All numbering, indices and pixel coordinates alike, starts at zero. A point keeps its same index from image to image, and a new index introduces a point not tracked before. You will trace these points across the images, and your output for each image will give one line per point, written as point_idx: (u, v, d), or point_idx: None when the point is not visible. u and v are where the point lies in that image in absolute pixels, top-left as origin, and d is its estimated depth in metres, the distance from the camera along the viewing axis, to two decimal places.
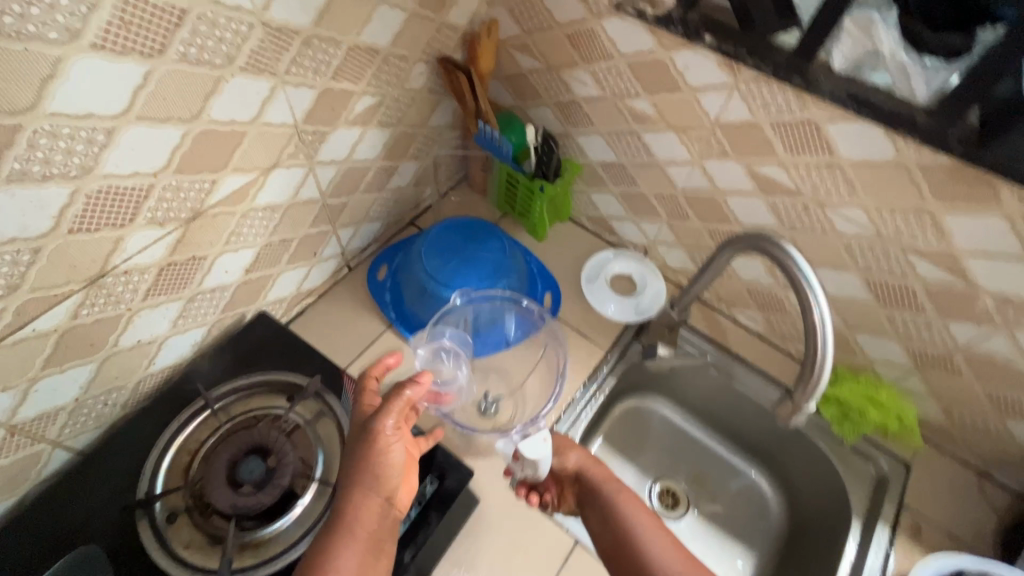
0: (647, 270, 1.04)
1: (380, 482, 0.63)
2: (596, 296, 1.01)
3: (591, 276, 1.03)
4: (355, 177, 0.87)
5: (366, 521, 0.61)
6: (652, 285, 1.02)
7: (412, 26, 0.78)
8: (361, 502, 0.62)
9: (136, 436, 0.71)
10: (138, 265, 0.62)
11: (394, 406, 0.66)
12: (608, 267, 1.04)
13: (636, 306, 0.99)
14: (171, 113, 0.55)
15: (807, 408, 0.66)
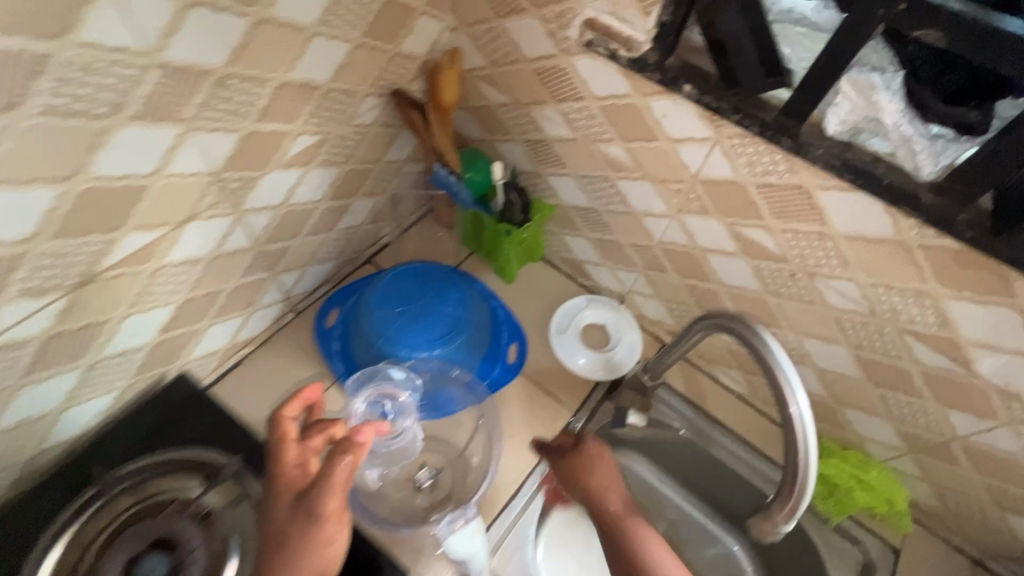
0: (620, 318, 0.96)
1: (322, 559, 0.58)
2: (565, 347, 0.93)
3: (560, 326, 0.95)
4: (297, 220, 0.78)
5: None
6: (626, 336, 0.94)
7: (357, 58, 0.69)
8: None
9: (25, 522, 0.62)
10: (14, 340, 0.53)
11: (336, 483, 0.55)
12: (578, 315, 0.96)
13: (607, 361, 0.92)
14: (40, 173, 0.46)
15: (783, 529, 0.55)
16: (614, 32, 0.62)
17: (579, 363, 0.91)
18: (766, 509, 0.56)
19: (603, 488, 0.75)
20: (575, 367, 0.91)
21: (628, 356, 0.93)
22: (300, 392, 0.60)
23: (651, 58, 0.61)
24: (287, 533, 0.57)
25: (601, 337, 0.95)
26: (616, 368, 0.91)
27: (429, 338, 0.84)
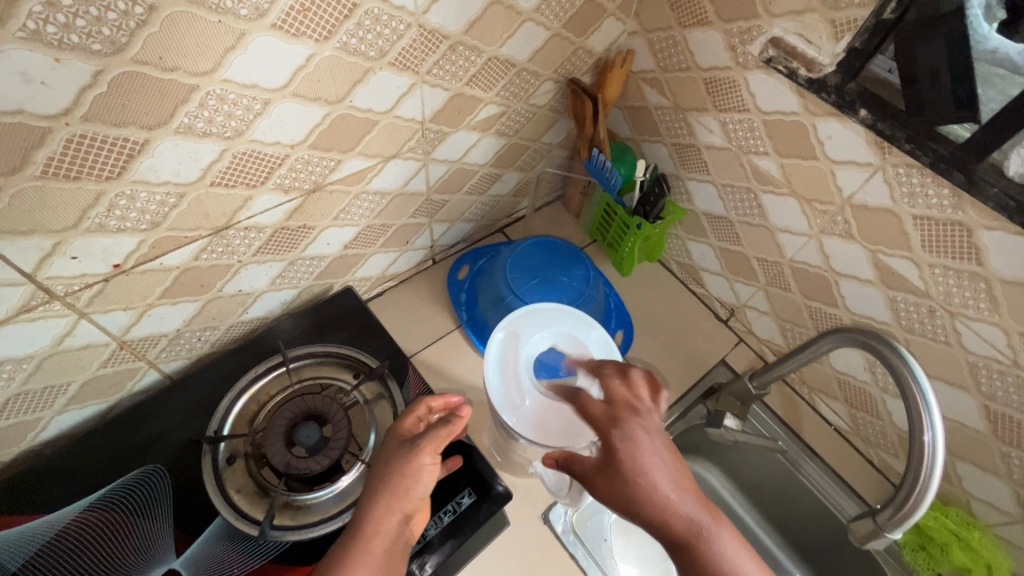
0: (532, 331, 0.76)
1: (404, 503, 0.60)
2: (545, 421, 0.71)
3: (508, 402, 0.72)
4: (462, 178, 0.89)
5: (383, 551, 0.56)
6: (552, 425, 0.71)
7: (551, 46, 0.79)
8: (384, 517, 0.58)
9: (214, 373, 0.76)
10: (258, 224, 0.66)
11: (434, 439, 0.64)
12: (509, 361, 0.74)
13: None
14: (321, 95, 0.59)
15: (890, 536, 0.61)
16: (798, 52, 0.67)
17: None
18: (876, 518, 0.62)
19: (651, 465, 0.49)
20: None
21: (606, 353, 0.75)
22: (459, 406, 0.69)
23: (832, 80, 0.65)
24: (374, 488, 0.60)
25: (589, 330, 0.77)
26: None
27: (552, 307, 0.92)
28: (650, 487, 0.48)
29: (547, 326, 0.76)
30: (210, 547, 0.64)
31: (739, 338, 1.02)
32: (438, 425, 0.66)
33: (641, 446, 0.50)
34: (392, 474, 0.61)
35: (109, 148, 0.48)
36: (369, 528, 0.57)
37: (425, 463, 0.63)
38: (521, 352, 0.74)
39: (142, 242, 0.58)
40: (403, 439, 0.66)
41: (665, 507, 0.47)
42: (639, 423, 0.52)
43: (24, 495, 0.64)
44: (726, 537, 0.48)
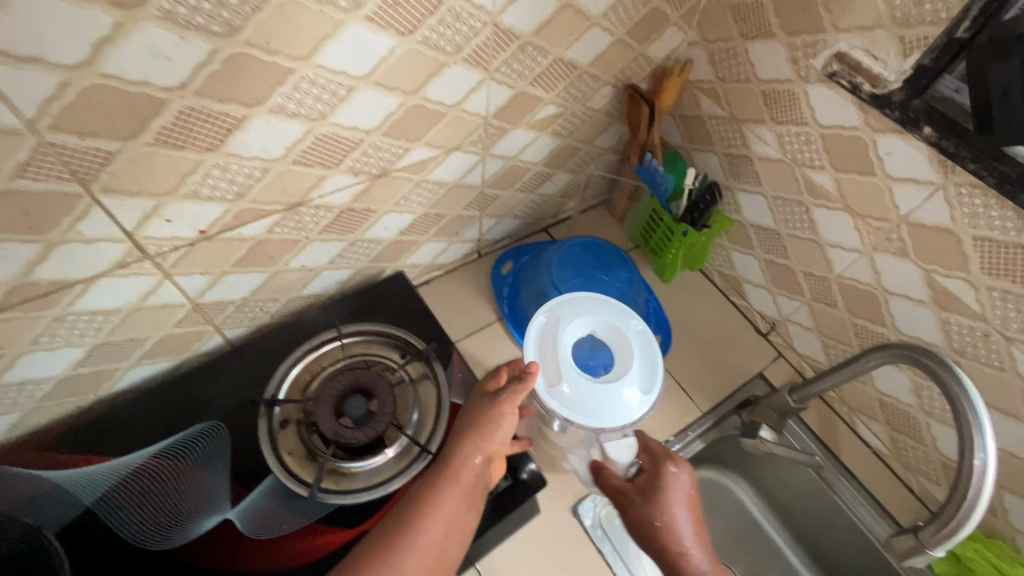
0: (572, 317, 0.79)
1: (488, 445, 0.66)
2: (583, 404, 0.74)
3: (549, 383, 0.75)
4: (516, 175, 0.92)
5: (468, 485, 0.63)
6: (592, 411, 0.73)
7: (614, 52, 0.81)
8: (470, 455, 0.65)
9: (270, 343, 0.80)
10: (327, 203, 0.71)
11: (517, 390, 0.70)
12: (548, 346, 0.77)
13: (638, 368, 0.77)
14: (398, 86, 0.63)
15: (932, 554, 0.60)
16: (863, 68, 0.67)
17: (632, 412, 0.74)
18: (917, 534, 0.61)
19: (669, 494, 0.71)
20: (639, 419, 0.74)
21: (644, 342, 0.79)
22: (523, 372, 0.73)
23: (896, 96, 0.66)
24: (463, 428, 0.67)
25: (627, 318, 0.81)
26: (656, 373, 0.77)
27: None
28: (672, 517, 0.70)
29: (586, 314, 0.80)
30: (263, 502, 0.67)
31: (778, 353, 1.01)
32: (518, 383, 0.71)
33: (670, 486, 0.72)
34: (480, 420, 0.67)
35: (211, 122, 0.53)
36: (457, 463, 0.64)
37: (509, 415, 0.69)
38: (560, 337, 0.77)
39: (227, 212, 0.62)
40: (485, 394, 0.71)
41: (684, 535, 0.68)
42: (678, 475, 0.73)
43: (97, 438, 0.70)
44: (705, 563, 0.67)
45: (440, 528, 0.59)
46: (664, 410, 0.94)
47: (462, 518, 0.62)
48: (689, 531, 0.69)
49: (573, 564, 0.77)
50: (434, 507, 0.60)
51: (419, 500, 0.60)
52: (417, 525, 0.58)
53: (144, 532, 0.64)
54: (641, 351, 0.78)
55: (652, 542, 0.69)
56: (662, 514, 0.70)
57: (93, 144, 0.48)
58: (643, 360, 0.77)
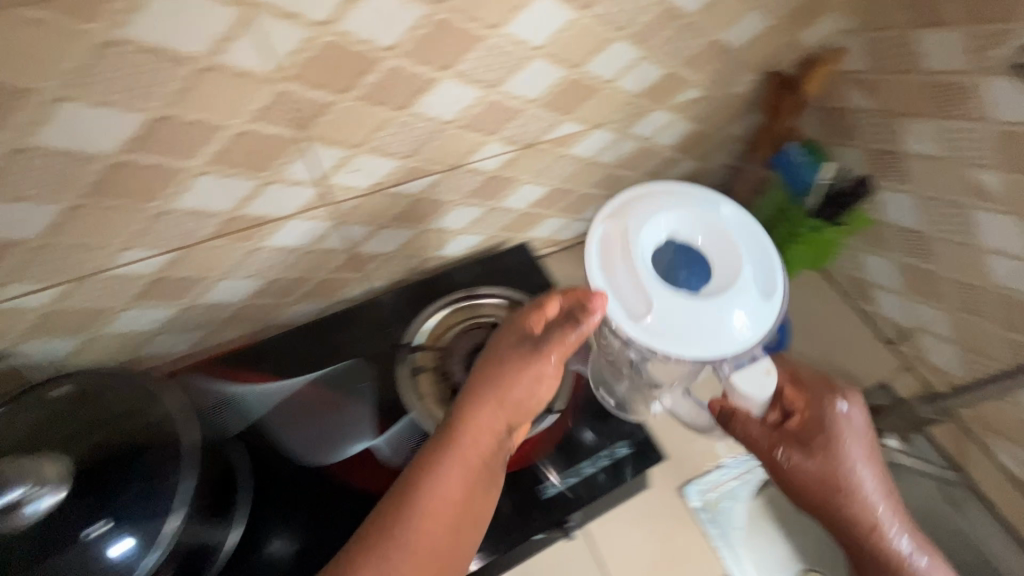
0: (638, 228, 0.64)
1: (508, 409, 0.61)
2: (681, 328, 0.60)
3: (639, 315, 0.61)
4: (647, 157, 0.93)
5: (479, 454, 0.58)
6: (699, 330, 0.59)
7: (768, 36, 0.80)
8: (486, 419, 0.59)
9: (406, 297, 0.87)
10: (479, 168, 0.75)
11: (561, 343, 0.62)
12: (620, 274, 0.63)
13: (744, 267, 0.62)
14: (565, 59, 0.66)
15: None
16: None
17: (744, 320, 0.60)
18: None
19: (837, 435, 0.67)
20: (771, 327, 0.61)
21: (739, 237, 0.65)
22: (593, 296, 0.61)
23: None
24: (481, 385, 0.61)
25: (705, 229, 0.66)
26: (767, 270, 0.63)
27: None
28: (844, 470, 0.66)
29: (657, 223, 0.65)
30: (404, 434, 0.74)
31: (906, 365, 0.96)
32: (561, 324, 0.63)
33: (840, 430, 0.68)
34: (501, 377, 0.61)
35: (408, 82, 0.58)
36: (472, 429, 0.58)
37: (533, 370, 0.62)
38: (635, 255, 0.63)
39: (398, 168, 0.68)
40: (523, 335, 0.64)
41: (858, 487, 0.66)
42: (846, 413, 0.69)
43: (261, 361, 0.79)
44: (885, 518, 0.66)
45: (448, 510, 0.55)
46: None
47: (479, 493, 0.57)
48: (869, 484, 0.67)
49: (675, 543, 0.78)
50: (440, 487, 0.55)
51: (419, 481, 0.55)
52: (416, 509, 0.54)
53: (301, 448, 0.72)
54: (716, 245, 0.65)
55: (830, 498, 0.67)
56: (836, 469, 0.66)
57: (315, 95, 0.55)
58: (723, 248, 0.64)
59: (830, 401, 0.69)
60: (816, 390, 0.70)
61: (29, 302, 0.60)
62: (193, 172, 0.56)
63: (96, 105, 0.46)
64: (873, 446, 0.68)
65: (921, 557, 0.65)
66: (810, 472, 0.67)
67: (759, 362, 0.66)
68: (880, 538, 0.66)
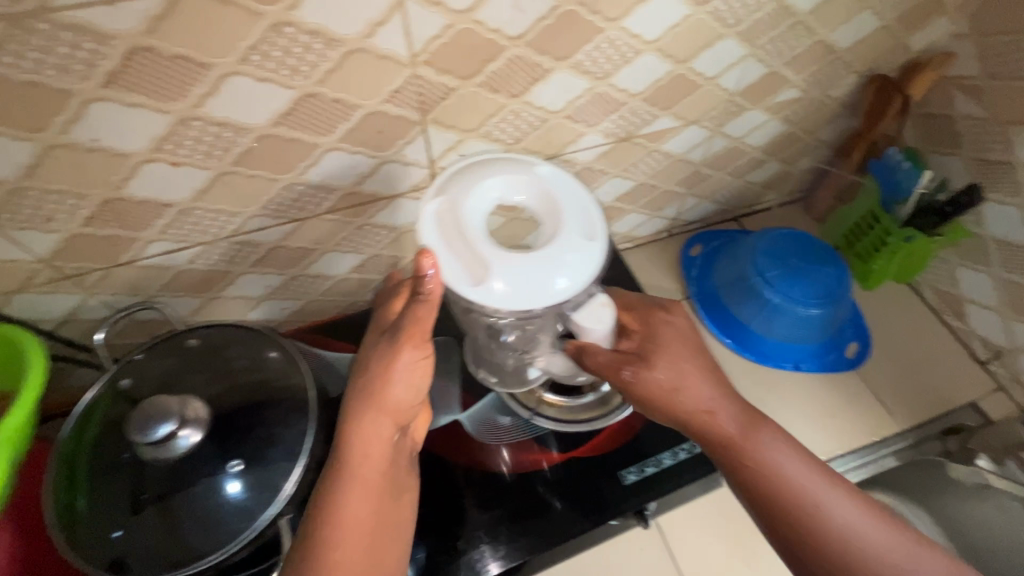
0: (468, 189, 0.51)
1: (391, 411, 0.53)
2: (518, 282, 0.48)
3: (476, 276, 0.48)
4: (733, 157, 0.92)
5: (380, 460, 0.52)
6: (533, 282, 0.48)
7: (874, 38, 0.79)
8: (371, 430, 0.52)
9: None
10: (574, 159, 0.77)
11: (413, 326, 0.53)
12: (454, 238, 0.50)
13: (565, 216, 0.51)
14: (674, 54, 0.67)
15: None
16: None
17: (581, 262, 0.49)
18: None
19: (667, 339, 0.58)
20: (597, 271, 0.50)
21: (569, 188, 0.52)
22: (422, 252, 0.50)
23: None
24: (350, 402, 0.52)
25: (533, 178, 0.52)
26: (589, 212, 0.52)
27: (806, 296, 0.88)
28: (683, 368, 0.56)
29: (485, 184, 0.51)
30: (487, 410, 0.77)
31: (998, 386, 0.92)
32: (411, 304, 0.53)
33: (671, 337, 0.59)
34: (364, 389, 0.52)
35: (526, 71, 0.61)
36: (359, 444, 0.51)
37: (404, 365, 0.53)
38: (465, 214, 0.50)
39: (501, 155, 0.71)
40: (383, 331, 0.55)
41: (721, 416, 0.55)
42: (677, 321, 0.60)
43: (354, 334, 0.84)
44: (771, 442, 0.54)
45: (363, 532, 0.50)
46: (856, 419, 0.89)
47: (388, 495, 0.53)
48: (714, 390, 0.56)
49: (747, 544, 0.77)
50: (345, 512, 0.49)
51: (318, 512, 0.49)
52: (334, 533, 0.48)
53: None
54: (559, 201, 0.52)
55: (711, 434, 0.55)
56: (677, 367, 0.56)
57: (443, 80, 0.58)
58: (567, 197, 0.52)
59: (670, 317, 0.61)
60: (646, 314, 0.61)
61: (170, 260, 0.66)
62: (325, 148, 0.60)
63: (259, 81, 0.51)
64: (704, 344, 0.59)
65: (800, 465, 0.54)
66: (682, 406, 0.56)
67: (592, 295, 0.57)
68: (744, 449, 0.54)
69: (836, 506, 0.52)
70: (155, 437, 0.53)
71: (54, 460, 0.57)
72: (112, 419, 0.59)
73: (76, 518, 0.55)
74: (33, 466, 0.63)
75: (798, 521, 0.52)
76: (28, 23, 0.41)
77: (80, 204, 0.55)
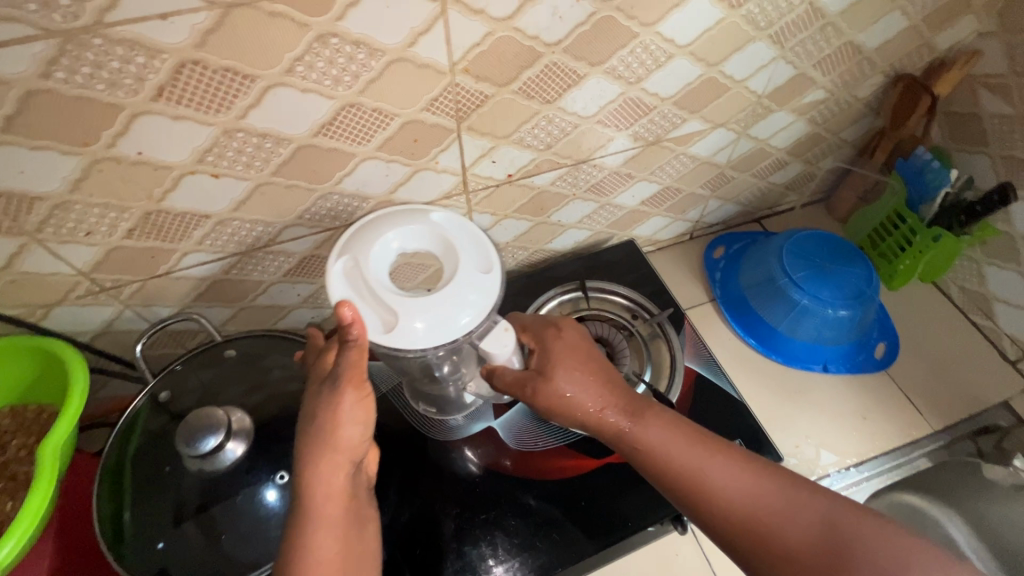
0: (366, 241, 0.51)
1: (344, 453, 0.49)
2: (431, 325, 0.49)
3: (388, 324, 0.49)
4: (758, 158, 0.92)
5: (341, 502, 0.49)
6: (445, 323, 0.49)
7: (902, 38, 0.79)
8: (329, 476, 0.48)
9: (517, 289, 0.90)
10: (603, 163, 0.77)
11: (351, 366, 0.49)
12: (360, 292, 0.50)
13: (460, 253, 0.52)
14: (706, 57, 0.67)
15: None
16: None
17: (483, 293, 0.51)
18: None
19: (553, 348, 0.60)
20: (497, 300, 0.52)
21: (463, 226, 0.54)
22: (338, 303, 0.48)
23: None
24: (297, 448, 0.49)
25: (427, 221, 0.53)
26: (482, 245, 0.53)
27: (835, 297, 0.87)
28: (566, 375, 0.58)
29: (383, 235, 0.51)
30: (520, 418, 0.77)
31: None
32: (341, 351, 0.49)
33: (558, 347, 0.60)
34: (310, 435, 0.48)
35: (562, 77, 0.61)
36: (316, 491, 0.48)
37: (348, 407, 0.49)
38: (367, 267, 0.50)
39: (532, 160, 0.71)
40: (320, 378, 0.51)
41: (604, 414, 0.58)
42: (563, 330, 0.62)
43: None
44: (654, 429, 0.56)
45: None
46: (887, 421, 0.89)
47: (354, 537, 0.50)
48: (592, 390, 0.58)
49: None
50: (317, 554, 0.47)
51: (289, 566, 0.46)
52: None
53: (431, 426, 0.75)
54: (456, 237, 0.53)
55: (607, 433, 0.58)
56: (567, 376, 0.58)
57: (480, 88, 0.58)
58: (464, 233, 0.53)
59: (560, 331, 0.62)
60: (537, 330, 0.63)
61: (205, 271, 0.66)
62: (362, 157, 0.60)
63: (301, 92, 0.51)
64: (588, 348, 0.61)
65: (690, 446, 0.55)
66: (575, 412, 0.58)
67: (496, 322, 0.58)
68: (632, 440, 0.57)
69: (733, 481, 0.53)
70: (204, 449, 0.53)
71: (98, 474, 0.56)
72: (155, 430, 0.59)
73: (123, 533, 0.54)
74: (78, 475, 0.63)
75: (704, 506, 0.53)
76: (82, 39, 0.41)
77: (122, 216, 0.55)
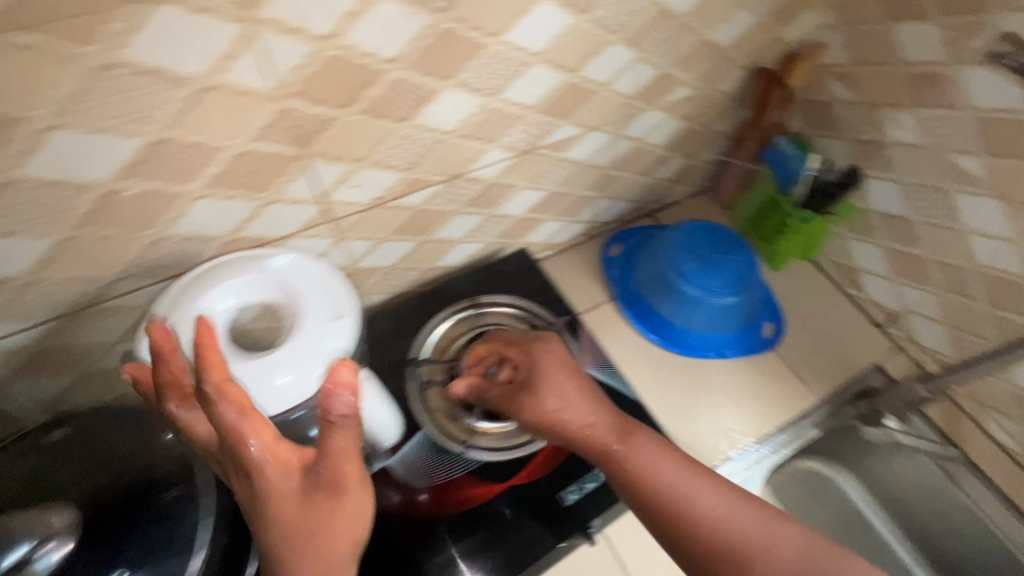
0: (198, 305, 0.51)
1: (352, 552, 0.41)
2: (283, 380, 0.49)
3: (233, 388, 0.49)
4: (639, 156, 0.93)
5: None
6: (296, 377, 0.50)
7: (753, 33, 0.82)
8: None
9: (410, 313, 0.86)
10: (480, 176, 0.74)
11: (348, 449, 0.40)
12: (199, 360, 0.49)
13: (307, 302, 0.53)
14: (564, 63, 0.66)
15: None
16: None
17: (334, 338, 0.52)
18: None
19: (547, 364, 0.62)
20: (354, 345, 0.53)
21: (306, 274, 0.55)
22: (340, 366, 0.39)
23: None
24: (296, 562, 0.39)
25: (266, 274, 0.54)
26: (331, 291, 0.54)
27: (723, 285, 0.91)
28: (563, 392, 0.59)
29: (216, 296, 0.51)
30: (419, 452, 0.72)
31: (897, 346, 0.99)
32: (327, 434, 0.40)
33: (547, 364, 0.62)
34: (309, 539, 0.39)
35: (410, 93, 0.57)
36: None
37: (357, 500, 0.41)
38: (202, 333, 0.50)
39: (399, 180, 0.67)
40: (288, 469, 0.40)
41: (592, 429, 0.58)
42: (553, 348, 0.64)
43: None
44: (643, 445, 0.56)
45: None
46: (780, 397, 0.93)
47: None
48: (583, 404, 0.59)
49: None
50: None
51: None
52: None
53: None
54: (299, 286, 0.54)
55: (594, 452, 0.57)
56: (562, 392, 0.59)
57: (317, 111, 0.53)
58: (306, 280, 0.54)
59: (545, 345, 0.65)
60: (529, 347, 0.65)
61: (18, 341, 0.56)
62: (192, 196, 0.53)
63: (90, 132, 0.44)
64: (577, 367, 0.62)
65: (676, 466, 0.55)
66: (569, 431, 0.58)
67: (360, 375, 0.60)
68: (624, 458, 0.56)
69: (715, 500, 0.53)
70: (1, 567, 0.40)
71: None
72: None
73: None
74: None
75: (693, 528, 0.51)
76: None
77: None
